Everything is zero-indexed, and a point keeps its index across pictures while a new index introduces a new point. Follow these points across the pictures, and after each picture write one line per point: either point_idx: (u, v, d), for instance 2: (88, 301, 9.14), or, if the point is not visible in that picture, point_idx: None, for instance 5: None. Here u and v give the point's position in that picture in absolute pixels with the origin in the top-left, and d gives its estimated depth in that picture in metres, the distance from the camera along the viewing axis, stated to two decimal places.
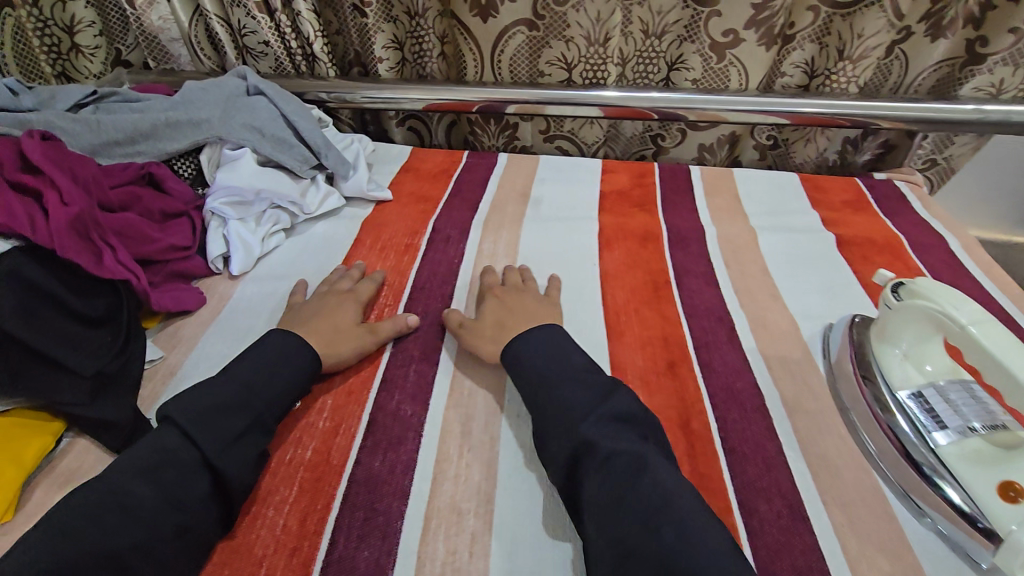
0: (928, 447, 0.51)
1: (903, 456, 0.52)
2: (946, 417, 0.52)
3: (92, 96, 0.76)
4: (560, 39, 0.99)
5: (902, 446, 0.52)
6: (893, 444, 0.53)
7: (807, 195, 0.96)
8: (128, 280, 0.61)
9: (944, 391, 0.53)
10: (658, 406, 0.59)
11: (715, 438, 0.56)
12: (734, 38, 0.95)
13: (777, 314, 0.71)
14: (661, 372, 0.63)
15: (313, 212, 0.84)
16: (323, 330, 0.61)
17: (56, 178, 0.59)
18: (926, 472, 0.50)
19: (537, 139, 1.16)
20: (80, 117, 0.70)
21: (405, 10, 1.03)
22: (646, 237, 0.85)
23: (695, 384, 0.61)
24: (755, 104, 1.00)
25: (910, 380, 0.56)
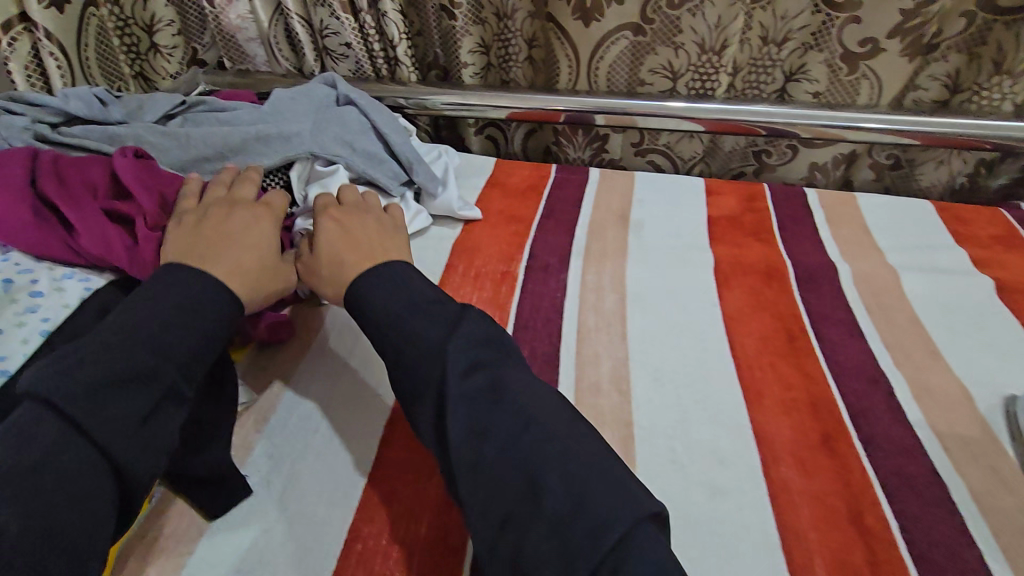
0: None
1: None
2: None
3: (181, 106, 0.72)
4: (668, 45, 0.89)
5: None
6: None
7: (948, 228, 0.84)
8: None
9: None
10: (820, 494, 0.50)
11: (898, 540, 0.47)
12: (870, 49, 0.85)
13: (941, 377, 0.61)
14: (816, 448, 0.54)
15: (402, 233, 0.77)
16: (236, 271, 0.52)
17: (146, 202, 0.57)
18: None
19: (627, 151, 1.07)
20: (170, 133, 0.66)
21: (495, 12, 0.96)
22: (770, 273, 0.75)
23: (861, 466, 0.52)
24: (886, 122, 0.89)
25: None
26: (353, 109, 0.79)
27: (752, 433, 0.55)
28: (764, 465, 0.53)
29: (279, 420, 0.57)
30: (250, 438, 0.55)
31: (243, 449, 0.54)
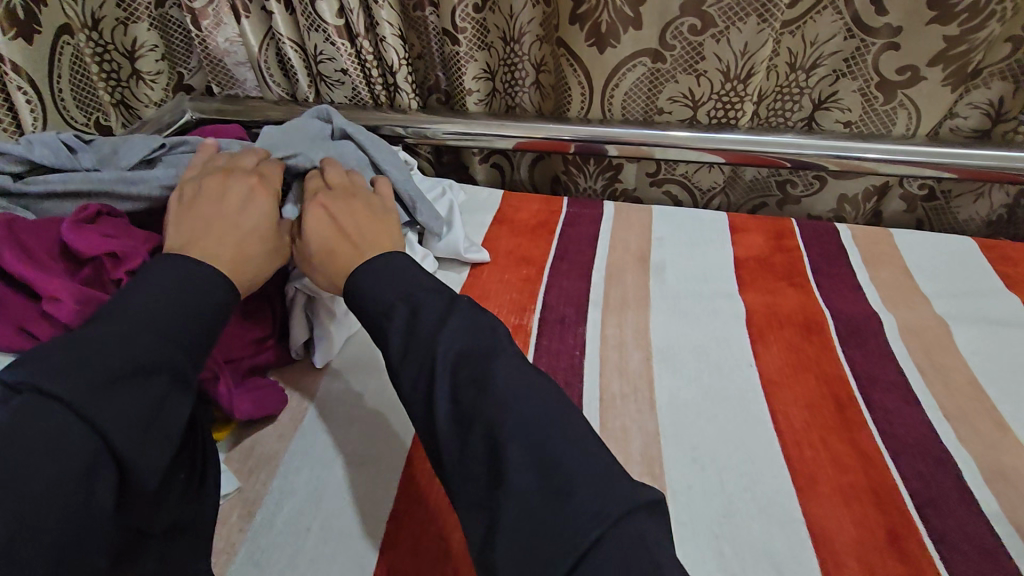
0: None
1: None
2: None
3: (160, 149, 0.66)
4: (689, 73, 0.83)
5: None
6: None
7: (995, 271, 0.77)
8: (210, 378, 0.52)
9: None
10: None
11: None
12: (910, 77, 0.78)
13: (1013, 455, 0.54)
14: (883, 546, 0.47)
15: None
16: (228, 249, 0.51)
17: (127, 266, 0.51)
18: None
19: (642, 182, 1.00)
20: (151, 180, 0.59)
21: (501, 36, 0.89)
22: (809, 326, 0.68)
23: (937, 569, 0.45)
24: (925, 154, 0.82)
25: None
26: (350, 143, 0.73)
27: (807, 528, 0.49)
28: (823, 569, 0.46)
29: (267, 516, 0.50)
30: (234, 539, 0.49)
31: (226, 556, 0.47)
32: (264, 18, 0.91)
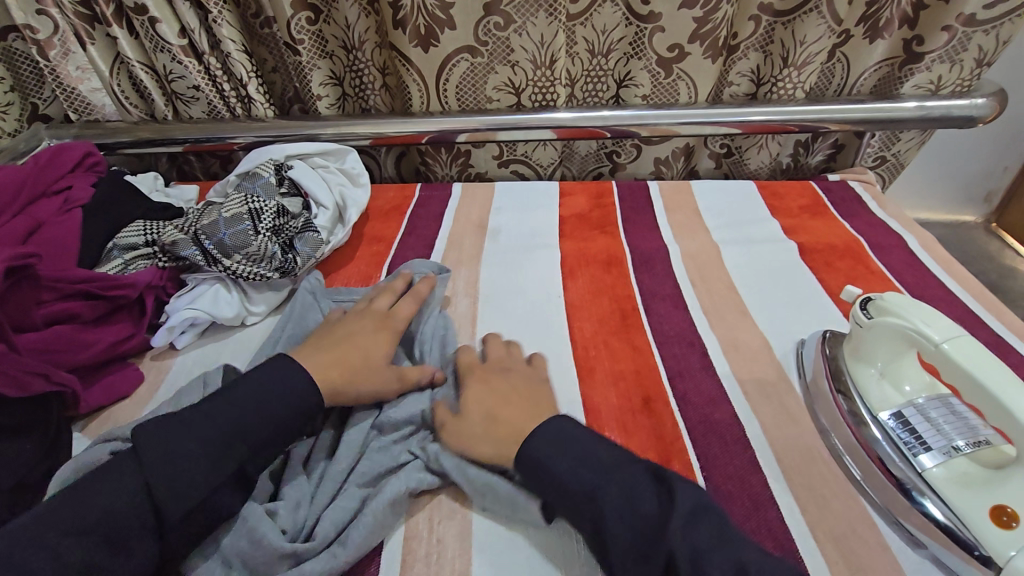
0: (915, 470, 0.49)
1: (887, 476, 0.50)
2: (930, 438, 0.50)
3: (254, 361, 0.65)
4: (505, 64, 0.97)
5: (886, 467, 0.50)
6: (878, 467, 0.51)
7: (764, 204, 0.95)
8: (61, 391, 0.57)
9: (924, 409, 0.52)
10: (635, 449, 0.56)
11: (697, 477, 0.53)
12: (678, 53, 0.96)
13: (748, 334, 0.69)
14: (637, 410, 0.60)
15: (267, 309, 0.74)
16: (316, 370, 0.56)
17: None
18: (913, 496, 0.48)
19: (491, 165, 1.13)
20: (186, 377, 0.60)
21: (343, 44, 0.99)
22: (610, 261, 0.82)
23: (673, 419, 0.58)
24: (705, 115, 1.00)
25: (889, 400, 0.54)
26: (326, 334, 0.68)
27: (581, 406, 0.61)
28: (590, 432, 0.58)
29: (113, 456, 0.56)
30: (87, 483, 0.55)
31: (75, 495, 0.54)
32: (109, 43, 0.97)
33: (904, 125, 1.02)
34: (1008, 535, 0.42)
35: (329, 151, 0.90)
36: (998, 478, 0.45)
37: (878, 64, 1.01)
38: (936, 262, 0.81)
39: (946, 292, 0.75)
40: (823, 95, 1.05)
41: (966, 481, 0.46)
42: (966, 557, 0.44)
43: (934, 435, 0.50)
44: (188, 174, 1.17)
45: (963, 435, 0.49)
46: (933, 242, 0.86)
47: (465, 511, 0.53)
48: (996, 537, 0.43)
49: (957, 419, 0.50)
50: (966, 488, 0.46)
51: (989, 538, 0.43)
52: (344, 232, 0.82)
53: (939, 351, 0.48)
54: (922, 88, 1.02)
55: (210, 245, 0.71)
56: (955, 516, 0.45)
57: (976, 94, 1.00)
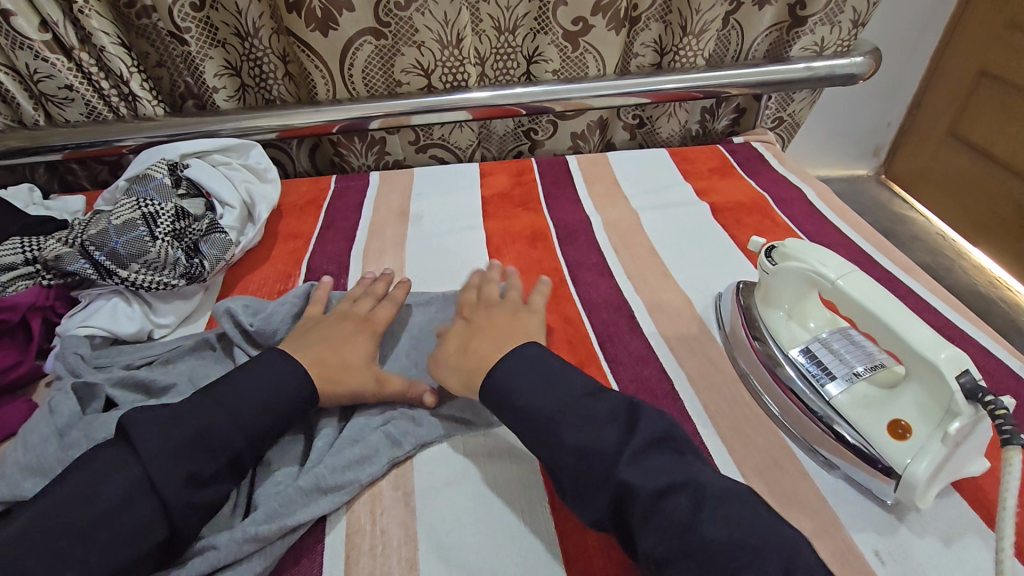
0: (824, 399, 0.53)
1: (801, 409, 0.53)
2: (834, 368, 0.54)
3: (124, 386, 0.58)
4: (410, 45, 0.94)
5: (799, 401, 0.54)
6: (792, 401, 0.54)
7: (676, 168, 0.99)
8: None
9: (828, 343, 0.56)
10: None
11: None
12: (583, 26, 0.97)
13: (671, 294, 0.71)
14: None
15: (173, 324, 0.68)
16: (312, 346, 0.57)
17: None
18: (825, 424, 0.51)
19: (408, 150, 1.10)
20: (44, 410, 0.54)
21: (234, 32, 0.93)
22: (535, 236, 0.83)
23: (607, 382, 0.60)
24: (614, 87, 1.02)
25: (798, 338, 0.58)
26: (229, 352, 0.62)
27: None
28: None
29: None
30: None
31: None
32: None
33: (795, 86, 1.08)
34: (904, 445, 0.47)
35: (230, 146, 0.84)
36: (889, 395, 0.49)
37: (767, 29, 1.07)
38: (832, 211, 0.87)
39: (842, 236, 0.81)
40: (723, 61, 1.10)
41: (866, 403, 0.51)
42: (872, 472, 0.48)
43: (837, 365, 0.54)
44: (72, 184, 1.06)
45: (862, 362, 0.53)
46: (827, 192, 0.93)
47: (408, 499, 0.52)
48: (894, 448, 0.47)
49: (856, 348, 0.55)
50: (867, 409, 0.50)
51: (888, 450, 0.47)
52: (255, 231, 0.78)
53: (836, 287, 0.51)
54: (808, 50, 1.08)
55: (102, 257, 0.65)
56: (861, 436, 0.49)
57: (855, 54, 1.09)
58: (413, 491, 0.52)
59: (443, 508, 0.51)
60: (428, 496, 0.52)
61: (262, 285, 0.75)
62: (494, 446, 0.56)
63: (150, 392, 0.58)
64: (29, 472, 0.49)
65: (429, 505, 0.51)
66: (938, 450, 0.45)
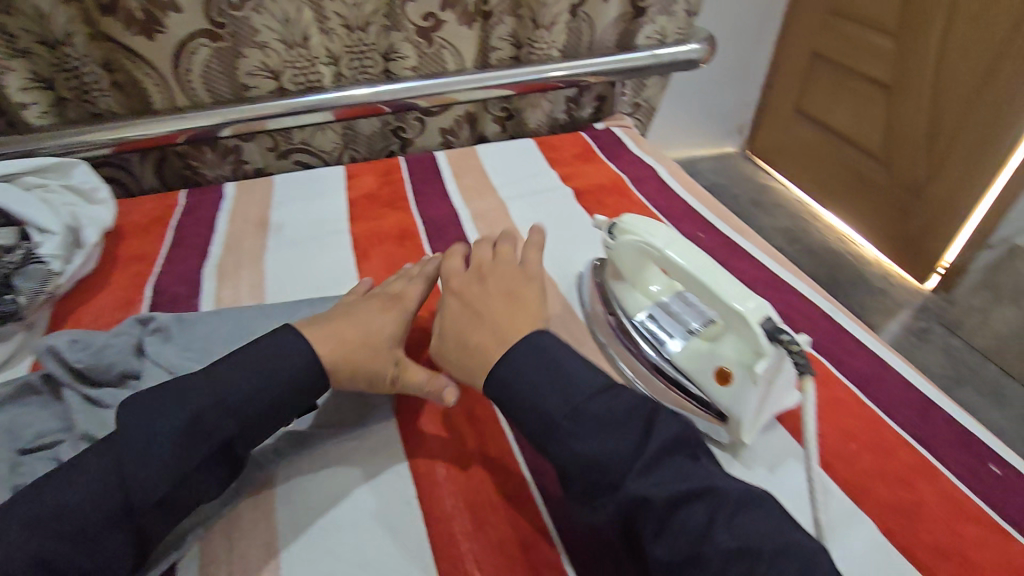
0: (666, 359, 0.57)
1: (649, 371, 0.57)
2: (673, 328, 0.59)
3: None
4: (253, 47, 0.89)
5: (647, 364, 0.58)
6: (642, 365, 0.58)
7: (543, 157, 1.02)
8: None
9: (670, 307, 0.61)
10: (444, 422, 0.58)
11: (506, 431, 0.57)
12: (434, 22, 0.97)
13: None
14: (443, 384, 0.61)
15: None
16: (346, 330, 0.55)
17: None
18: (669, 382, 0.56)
19: (267, 158, 1.04)
20: None
21: (41, 40, 0.82)
22: (402, 235, 0.82)
23: None
24: (474, 80, 1.04)
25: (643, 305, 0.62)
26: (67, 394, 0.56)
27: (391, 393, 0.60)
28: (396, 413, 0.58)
29: None
30: None
31: None
32: None
33: (644, 72, 1.16)
34: (727, 391, 0.52)
35: (48, 167, 0.75)
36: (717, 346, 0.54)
37: (615, 21, 1.12)
38: (681, 186, 0.94)
39: (690, 208, 0.88)
40: (578, 52, 1.14)
41: (697, 357, 0.55)
42: (709, 417, 0.54)
43: (676, 326, 0.59)
44: None
45: (696, 320, 0.58)
46: (679, 169, 1.00)
47: (271, 520, 0.49)
48: (723, 394, 0.52)
49: (691, 308, 0.60)
50: (699, 363, 0.55)
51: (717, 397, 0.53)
52: (84, 258, 0.70)
53: (665, 256, 0.56)
54: (653, 39, 1.16)
55: None
56: (698, 387, 0.55)
57: (693, 40, 1.18)
58: (275, 510, 0.50)
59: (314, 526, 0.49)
60: (292, 512, 0.50)
61: (100, 317, 0.68)
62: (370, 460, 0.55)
63: None
64: None
65: (297, 525, 0.49)
66: (755, 390, 0.50)
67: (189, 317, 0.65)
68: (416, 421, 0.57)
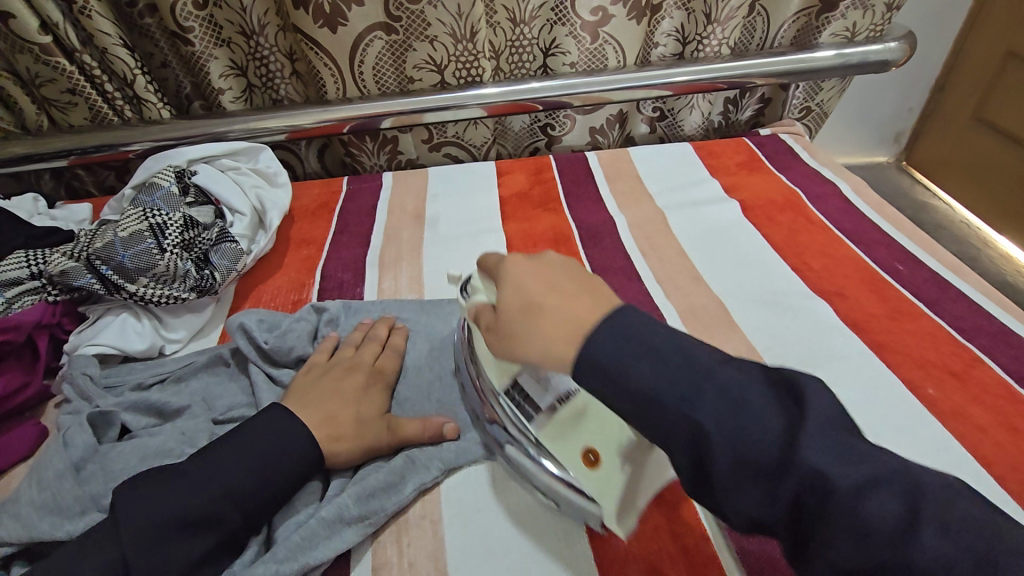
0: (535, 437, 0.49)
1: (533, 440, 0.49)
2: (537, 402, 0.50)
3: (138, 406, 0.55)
4: (423, 40, 0.90)
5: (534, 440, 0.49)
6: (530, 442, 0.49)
7: (703, 164, 0.95)
8: None
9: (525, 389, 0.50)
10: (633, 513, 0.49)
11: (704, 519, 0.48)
12: (603, 16, 0.93)
13: (703, 297, 0.68)
14: None
15: (183, 339, 0.65)
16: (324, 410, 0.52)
17: None
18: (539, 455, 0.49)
19: (421, 149, 1.07)
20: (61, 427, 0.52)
21: (240, 30, 0.89)
22: (558, 239, 0.79)
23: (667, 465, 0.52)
24: (635, 79, 0.98)
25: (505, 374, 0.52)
26: (245, 340, 0.59)
27: None
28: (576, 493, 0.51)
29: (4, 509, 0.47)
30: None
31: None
32: None
33: (825, 74, 1.03)
34: (596, 475, 0.45)
35: (239, 151, 0.81)
36: (570, 428, 0.48)
37: (795, 15, 1.01)
38: (868, 206, 0.83)
39: (882, 234, 0.77)
40: (747, 49, 1.05)
41: (563, 429, 0.48)
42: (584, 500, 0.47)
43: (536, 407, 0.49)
44: (79, 191, 1.04)
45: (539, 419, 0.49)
46: (865, 186, 0.88)
47: (436, 527, 0.49)
48: (588, 482, 0.45)
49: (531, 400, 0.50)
50: (565, 436, 0.48)
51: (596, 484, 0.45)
52: (266, 238, 0.75)
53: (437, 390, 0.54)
54: (839, 36, 1.03)
55: (110, 271, 0.62)
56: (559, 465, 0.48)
57: (888, 39, 1.03)
58: (441, 518, 0.49)
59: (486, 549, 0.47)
60: (458, 524, 0.49)
61: (279, 294, 0.72)
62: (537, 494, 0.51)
63: (163, 416, 0.55)
64: (43, 511, 0.46)
65: (465, 541, 0.47)
66: (627, 473, 0.44)
67: (354, 304, 0.68)
68: None
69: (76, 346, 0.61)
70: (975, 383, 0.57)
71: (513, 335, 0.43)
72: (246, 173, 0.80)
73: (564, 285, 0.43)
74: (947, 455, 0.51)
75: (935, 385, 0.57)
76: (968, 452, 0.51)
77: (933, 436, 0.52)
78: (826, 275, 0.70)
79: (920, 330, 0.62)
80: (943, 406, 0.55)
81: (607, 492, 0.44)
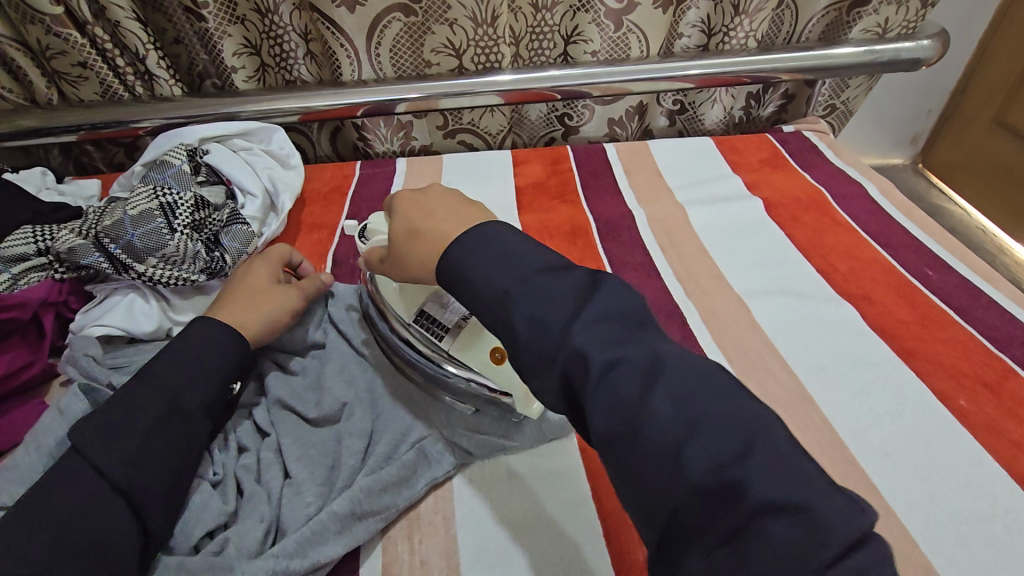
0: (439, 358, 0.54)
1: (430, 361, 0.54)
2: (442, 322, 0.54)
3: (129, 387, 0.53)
4: (441, 22, 0.87)
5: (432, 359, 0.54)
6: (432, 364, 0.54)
7: (725, 159, 0.92)
8: None
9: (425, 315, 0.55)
10: None
11: None
12: (628, 4, 0.90)
13: (724, 296, 0.67)
14: None
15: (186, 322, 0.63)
16: (245, 299, 0.56)
17: None
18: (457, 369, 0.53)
19: (435, 136, 1.05)
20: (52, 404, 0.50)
21: (254, 7, 0.86)
22: (575, 232, 0.77)
23: None
24: (658, 70, 0.95)
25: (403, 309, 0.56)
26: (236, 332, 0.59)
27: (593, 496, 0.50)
28: (603, 523, 0.48)
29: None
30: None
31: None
32: None
33: (854, 71, 1.01)
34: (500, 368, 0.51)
35: (252, 131, 0.79)
36: (472, 341, 0.53)
37: (825, 9, 0.98)
38: (896, 208, 0.80)
39: (910, 238, 0.74)
40: (774, 42, 1.02)
41: (462, 343, 0.53)
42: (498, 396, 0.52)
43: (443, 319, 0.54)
44: (87, 166, 1.02)
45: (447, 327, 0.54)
46: (892, 188, 0.86)
47: (448, 525, 0.48)
48: (495, 375, 0.51)
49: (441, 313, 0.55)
50: (467, 349, 0.52)
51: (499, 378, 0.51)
52: (277, 221, 0.73)
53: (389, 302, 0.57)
54: (869, 33, 1.00)
55: (118, 250, 0.61)
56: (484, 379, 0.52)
57: (920, 36, 1.00)
58: (453, 515, 0.48)
59: (501, 549, 0.46)
60: (471, 523, 0.48)
61: None
62: (555, 500, 0.49)
63: None
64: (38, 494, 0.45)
65: (477, 541, 0.47)
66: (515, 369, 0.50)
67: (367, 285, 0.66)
68: (628, 540, 0.46)
69: (81, 324, 0.60)
70: (1010, 396, 0.55)
71: (405, 266, 0.50)
72: (257, 153, 0.78)
73: (443, 212, 0.50)
74: (979, 470, 0.49)
75: (967, 397, 0.55)
76: (1001, 468, 0.50)
77: (964, 449, 0.51)
78: (852, 278, 0.68)
79: (951, 338, 0.60)
80: (975, 419, 0.53)
81: (511, 384, 0.50)
